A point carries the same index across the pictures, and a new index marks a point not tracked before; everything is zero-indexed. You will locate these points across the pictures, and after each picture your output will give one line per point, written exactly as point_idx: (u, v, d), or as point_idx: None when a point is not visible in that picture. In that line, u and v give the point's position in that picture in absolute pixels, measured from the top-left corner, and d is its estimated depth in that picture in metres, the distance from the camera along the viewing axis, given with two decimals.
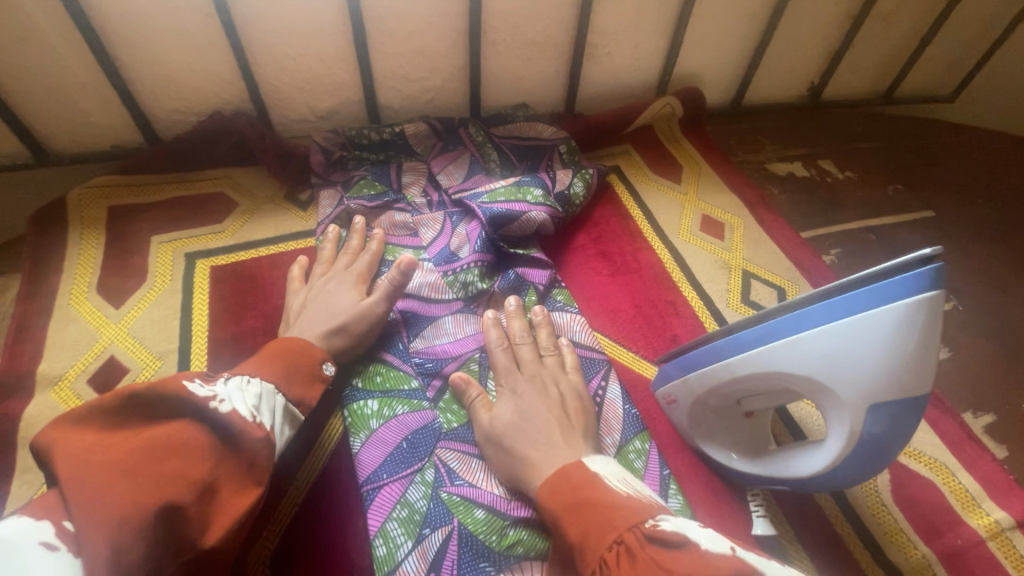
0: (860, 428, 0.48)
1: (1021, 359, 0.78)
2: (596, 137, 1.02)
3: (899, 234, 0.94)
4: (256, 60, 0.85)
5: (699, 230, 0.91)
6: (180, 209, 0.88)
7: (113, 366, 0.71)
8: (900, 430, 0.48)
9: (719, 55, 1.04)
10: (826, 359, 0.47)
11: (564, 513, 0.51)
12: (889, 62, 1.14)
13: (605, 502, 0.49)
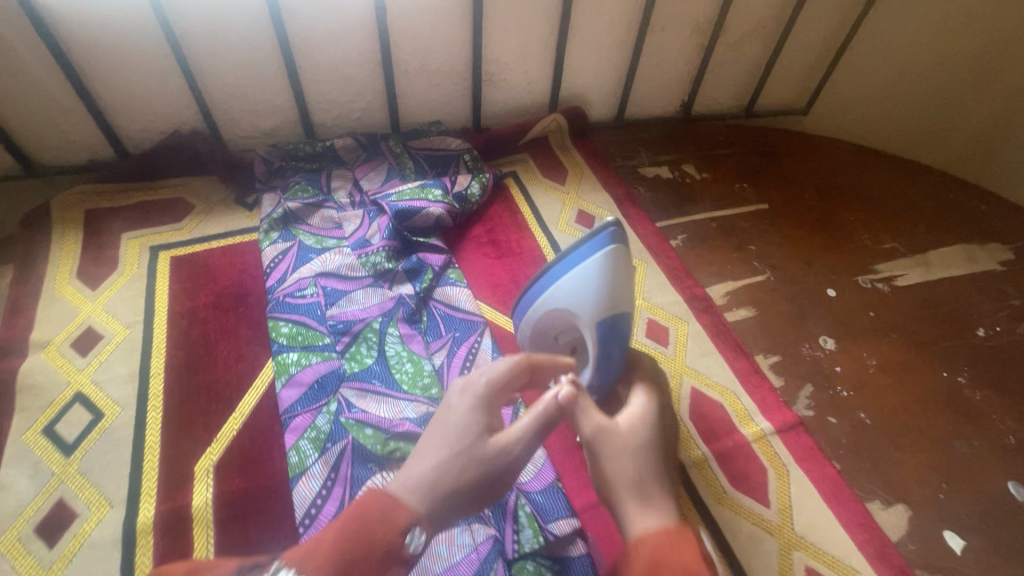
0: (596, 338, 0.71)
1: (810, 315, 1.01)
2: (497, 147, 1.23)
3: (737, 222, 1.16)
4: (208, 89, 1.05)
5: (573, 222, 1.13)
6: (146, 211, 1.07)
7: (91, 334, 0.90)
8: (619, 337, 0.72)
9: (599, 79, 1.26)
10: (567, 296, 0.70)
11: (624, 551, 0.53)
12: (745, 82, 1.38)
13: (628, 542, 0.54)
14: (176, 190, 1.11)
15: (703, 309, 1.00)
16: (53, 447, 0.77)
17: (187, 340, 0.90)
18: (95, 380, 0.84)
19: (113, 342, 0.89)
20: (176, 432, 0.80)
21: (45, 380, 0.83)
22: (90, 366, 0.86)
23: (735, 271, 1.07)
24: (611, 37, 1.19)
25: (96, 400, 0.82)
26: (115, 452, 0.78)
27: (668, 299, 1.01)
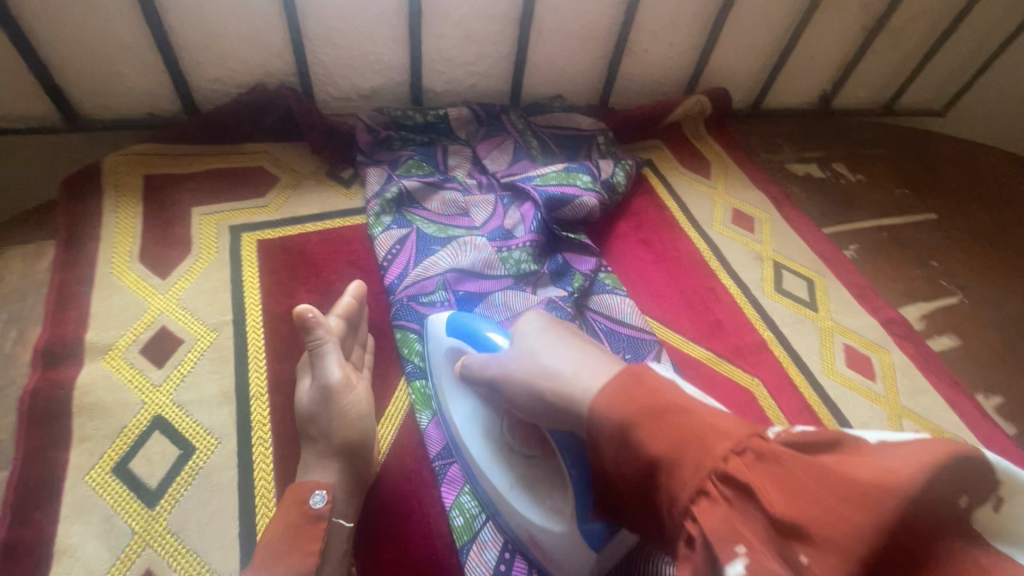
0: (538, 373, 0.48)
1: (1020, 346, 0.86)
2: (631, 130, 1.05)
3: (909, 233, 1.01)
4: (308, 35, 0.85)
5: (731, 223, 0.96)
6: (220, 181, 0.86)
7: (166, 336, 0.69)
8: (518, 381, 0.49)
9: (745, 60, 1.09)
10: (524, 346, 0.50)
11: (637, 420, 0.38)
12: (893, 76, 1.22)
13: (681, 404, 0.38)
14: (255, 159, 0.90)
15: (903, 336, 0.84)
16: (130, 494, 0.57)
17: (293, 351, 0.70)
18: (177, 399, 0.64)
19: (196, 349, 0.68)
20: (295, 477, 0.60)
21: (110, 399, 0.62)
22: (169, 380, 0.65)
23: (924, 291, 0.91)
24: (772, 9, 1.02)
25: (182, 427, 0.62)
26: (215, 503, 0.57)
27: (861, 322, 0.85)
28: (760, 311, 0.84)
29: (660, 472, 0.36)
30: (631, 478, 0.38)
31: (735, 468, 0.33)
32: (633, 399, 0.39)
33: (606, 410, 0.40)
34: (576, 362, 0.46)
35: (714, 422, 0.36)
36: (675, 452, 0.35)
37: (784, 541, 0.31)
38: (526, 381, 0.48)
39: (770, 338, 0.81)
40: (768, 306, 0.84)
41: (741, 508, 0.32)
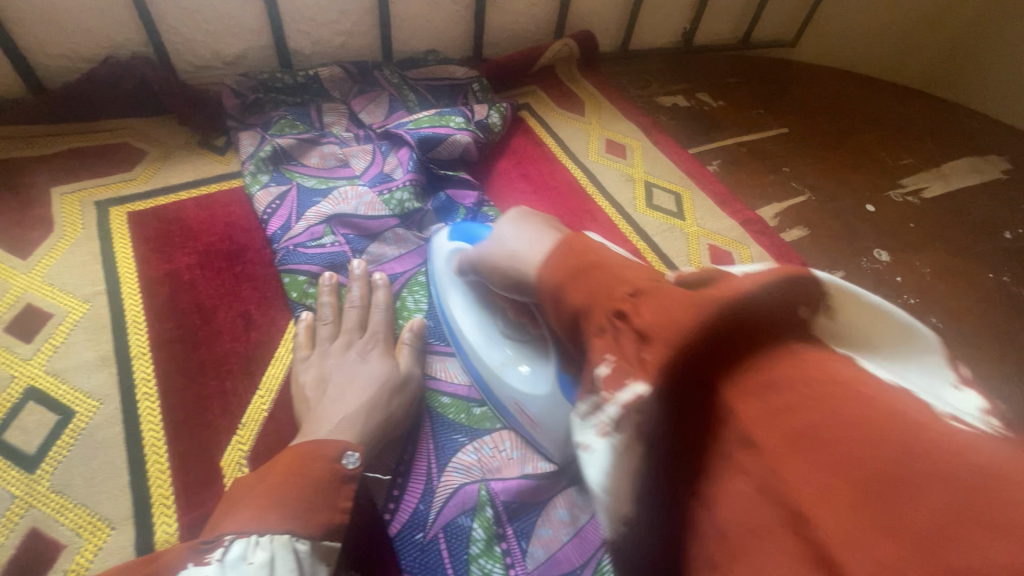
0: (505, 240, 0.57)
1: (859, 230, 0.98)
2: (505, 77, 1.09)
3: (763, 146, 1.11)
4: (153, 0, 0.83)
5: (605, 152, 1.02)
6: (81, 159, 0.83)
7: (33, 312, 0.67)
8: (493, 252, 0.58)
9: (606, 3, 1.15)
10: (494, 240, 0.59)
11: (565, 279, 0.42)
12: (743, 11, 1.33)
13: (610, 262, 0.42)
14: (118, 134, 0.87)
15: (760, 231, 0.94)
16: (6, 463, 0.56)
17: (173, 310, 0.69)
18: (52, 370, 0.62)
19: (67, 321, 0.66)
20: (184, 422, 0.61)
21: None
22: (40, 354, 0.63)
23: (778, 193, 1.02)
24: None
25: (59, 394, 0.61)
26: (102, 458, 0.57)
27: (723, 225, 0.93)
28: (633, 226, 0.91)
29: (582, 316, 0.40)
30: (562, 319, 0.42)
31: (628, 308, 0.37)
32: (569, 261, 0.43)
33: (551, 271, 0.45)
34: (530, 240, 0.54)
35: (620, 270, 0.40)
36: (591, 296, 0.40)
37: (640, 344, 0.35)
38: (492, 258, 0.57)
39: (642, 247, 0.88)
40: (640, 221, 0.92)
41: (624, 333, 0.36)
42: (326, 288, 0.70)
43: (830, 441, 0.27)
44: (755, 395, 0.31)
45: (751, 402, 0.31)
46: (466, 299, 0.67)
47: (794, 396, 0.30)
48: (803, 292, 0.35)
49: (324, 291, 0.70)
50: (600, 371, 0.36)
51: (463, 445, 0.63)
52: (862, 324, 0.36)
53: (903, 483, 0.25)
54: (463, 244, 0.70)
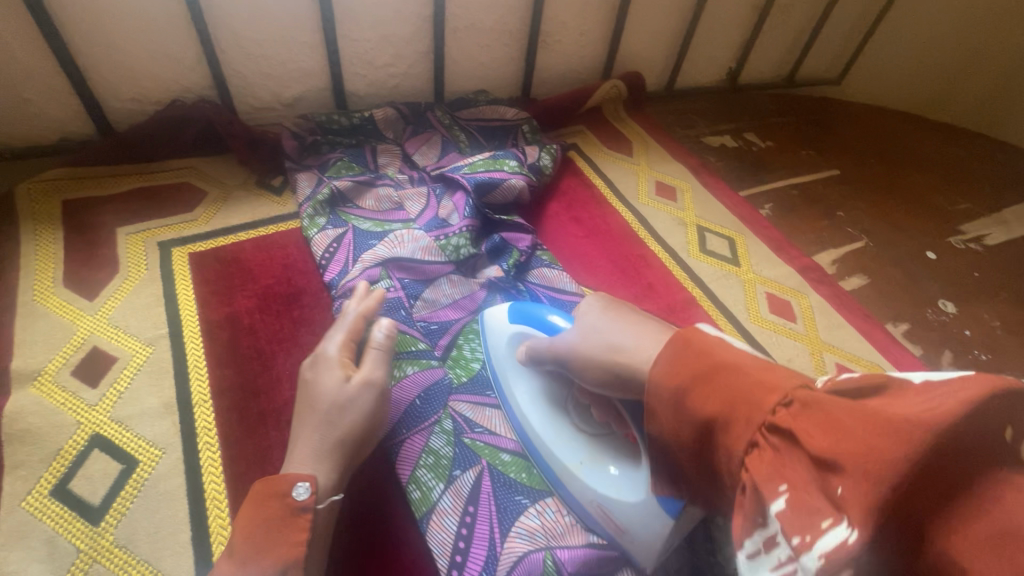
0: (601, 339, 0.51)
1: (922, 279, 0.95)
2: (554, 118, 1.10)
3: (816, 189, 1.09)
4: (221, 47, 0.85)
5: (655, 194, 1.01)
6: (145, 199, 0.84)
7: (99, 356, 0.67)
8: (585, 357, 0.52)
9: (655, 44, 1.16)
10: (589, 340, 0.52)
11: (691, 383, 0.38)
12: (789, 50, 1.32)
13: (734, 364, 0.38)
14: (180, 175, 0.89)
15: (818, 279, 0.91)
16: (72, 514, 0.56)
17: (234, 356, 0.69)
18: (117, 417, 0.62)
19: (132, 366, 0.67)
20: (246, 474, 0.60)
21: (42, 424, 0.60)
22: (105, 400, 0.64)
23: (834, 239, 0.99)
24: None
25: (124, 443, 0.61)
26: (163, 512, 0.57)
27: (781, 272, 0.91)
28: (688, 272, 0.89)
29: (716, 426, 0.36)
30: (687, 431, 0.38)
31: (782, 420, 0.33)
32: (688, 366, 0.39)
33: (667, 372, 0.40)
34: (636, 335, 0.49)
35: (758, 377, 0.36)
36: (727, 404, 0.36)
37: (821, 475, 0.29)
38: (581, 354, 0.52)
39: (698, 295, 0.86)
40: (694, 266, 0.90)
41: (790, 454, 0.31)
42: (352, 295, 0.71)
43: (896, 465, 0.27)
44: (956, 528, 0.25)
45: (868, 469, 0.28)
46: (535, 391, 0.64)
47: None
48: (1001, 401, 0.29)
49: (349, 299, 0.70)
50: (774, 506, 0.30)
51: (525, 507, 0.61)
52: None
53: (966, 518, 0.25)
54: (529, 327, 0.64)
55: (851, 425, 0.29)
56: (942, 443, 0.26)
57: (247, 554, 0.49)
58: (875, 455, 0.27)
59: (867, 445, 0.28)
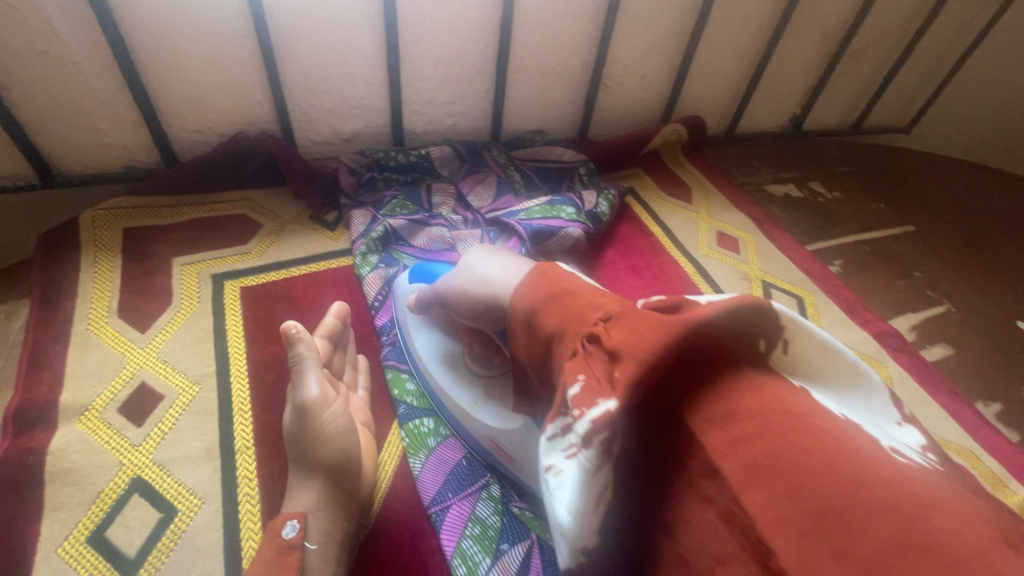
0: (471, 274, 0.57)
1: (1014, 352, 0.86)
2: (610, 160, 1.07)
3: (889, 246, 1.02)
4: (287, 82, 0.86)
5: (716, 245, 0.96)
6: (202, 230, 0.85)
7: (146, 392, 0.66)
8: (456, 291, 0.58)
9: (717, 89, 1.12)
10: (460, 275, 0.59)
11: (540, 305, 0.47)
12: (856, 97, 1.26)
13: (581, 290, 0.47)
14: (237, 206, 0.89)
15: (897, 348, 0.84)
16: (107, 565, 0.54)
17: (279, 400, 0.67)
18: (158, 460, 0.61)
19: (178, 405, 0.65)
20: None
21: (86, 463, 0.59)
22: (149, 440, 0.62)
23: (911, 302, 0.92)
24: (739, 40, 1.05)
25: (164, 490, 0.59)
26: (198, 569, 0.54)
27: (855, 337, 0.84)
28: None
29: (555, 342, 0.45)
30: (536, 352, 0.47)
31: (600, 332, 0.42)
32: (541, 289, 0.48)
33: (522, 295, 0.49)
34: (503, 267, 0.55)
35: (594, 300, 0.45)
36: (562, 322, 0.45)
37: (610, 365, 0.40)
38: (459, 288, 0.58)
39: None
40: None
41: (596, 356, 0.41)
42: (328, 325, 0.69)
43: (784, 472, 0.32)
44: (719, 424, 0.36)
45: (712, 431, 0.36)
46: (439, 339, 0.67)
47: (752, 427, 0.35)
48: (763, 327, 0.41)
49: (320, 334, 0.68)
50: (571, 392, 0.40)
51: None
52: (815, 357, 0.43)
53: (811, 485, 0.31)
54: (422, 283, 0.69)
55: (638, 325, 0.41)
56: (693, 342, 0.39)
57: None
58: (643, 350, 0.39)
59: (638, 342, 0.39)
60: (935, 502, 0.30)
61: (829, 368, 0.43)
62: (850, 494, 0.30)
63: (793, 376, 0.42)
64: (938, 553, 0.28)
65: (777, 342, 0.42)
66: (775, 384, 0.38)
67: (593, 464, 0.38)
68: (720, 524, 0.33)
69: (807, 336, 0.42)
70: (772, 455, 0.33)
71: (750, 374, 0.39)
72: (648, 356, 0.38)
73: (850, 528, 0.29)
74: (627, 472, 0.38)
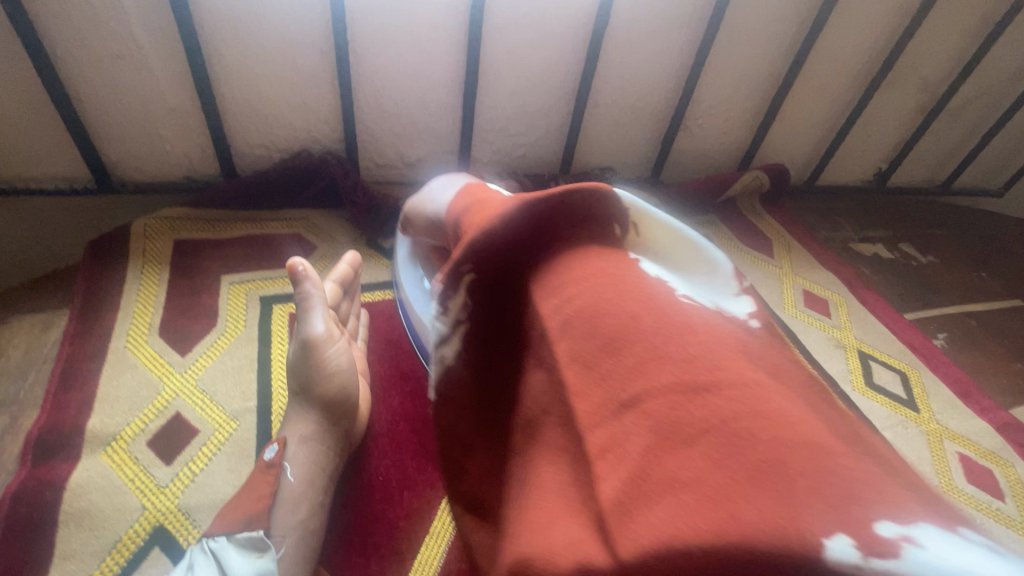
0: (427, 193, 0.58)
1: None
2: (685, 205, 1.00)
3: (998, 321, 0.92)
4: (358, 102, 0.82)
5: (804, 306, 0.87)
6: (254, 248, 0.79)
7: (179, 424, 0.60)
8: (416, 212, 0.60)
9: (802, 137, 1.05)
10: (419, 199, 0.61)
11: (455, 200, 0.46)
12: (949, 154, 1.14)
13: (485, 183, 0.45)
14: (293, 225, 0.84)
15: None
16: None
17: None
18: (185, 506, 0.54)
19: (212, 442, 0.59)
20: None
21: (106, 504, 0.53)
22: (177, 481, 0.56)
23: None
24: (832, 88, 0.98)
25: (188, 543, 0.52)
26: None
27: (974, 427, 0.74)
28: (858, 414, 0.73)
29: (453, 230, 0.43)
30: (450, 242, 0.45)
31: (477, 214, 0.39)
32: (465, 188, 0.46)
33: (461, 196, 0.44)
34: (444, 189, 0.54)
35: (494, 189, 0.43)
36: (460, 212, 0.43)
37: (472, 243, 0.38)
38: (418, 205, 0.58)
39: None
40: (862, 404, 0.74)
41: (473, 238, 0.37)
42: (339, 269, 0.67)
43: (635, 345, 0.30)
44: (554, 292, 0.34)
45: (551, 308, 0.33)
46: (408, 253, 0.69)
47: (579, 288, 0.33)
48: (612, 206, 0.37)
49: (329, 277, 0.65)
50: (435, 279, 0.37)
51: None
52: (659, 236, 0.38)
53: (657, 355, 0.29)
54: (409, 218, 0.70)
55: (503, 204, 0.38)
56: (546, 205, 0.36)
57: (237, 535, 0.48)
58: (490, 219, 0.36)
59: (496, 206, 0.38)
60: (711, 353, 0.28)
61: (670, 249, 0.37)
62: (654, 346, 0.29)
63: (640, 255, 0.37)
64: (687, 364, 0.28)
65: (628, 224, 0.38)
66: (614, 258, 0.35)
67: (451, 330, 0.37)
68: (546, 383, 0.33)
69: (645, 213, 0.38)
70: (597, 315, 0.31)
71: (586, 239, 0.36)
72: (498, 218, 0.36)
73: (621, 355, 0.30)
74: (474, 341, 0.38)
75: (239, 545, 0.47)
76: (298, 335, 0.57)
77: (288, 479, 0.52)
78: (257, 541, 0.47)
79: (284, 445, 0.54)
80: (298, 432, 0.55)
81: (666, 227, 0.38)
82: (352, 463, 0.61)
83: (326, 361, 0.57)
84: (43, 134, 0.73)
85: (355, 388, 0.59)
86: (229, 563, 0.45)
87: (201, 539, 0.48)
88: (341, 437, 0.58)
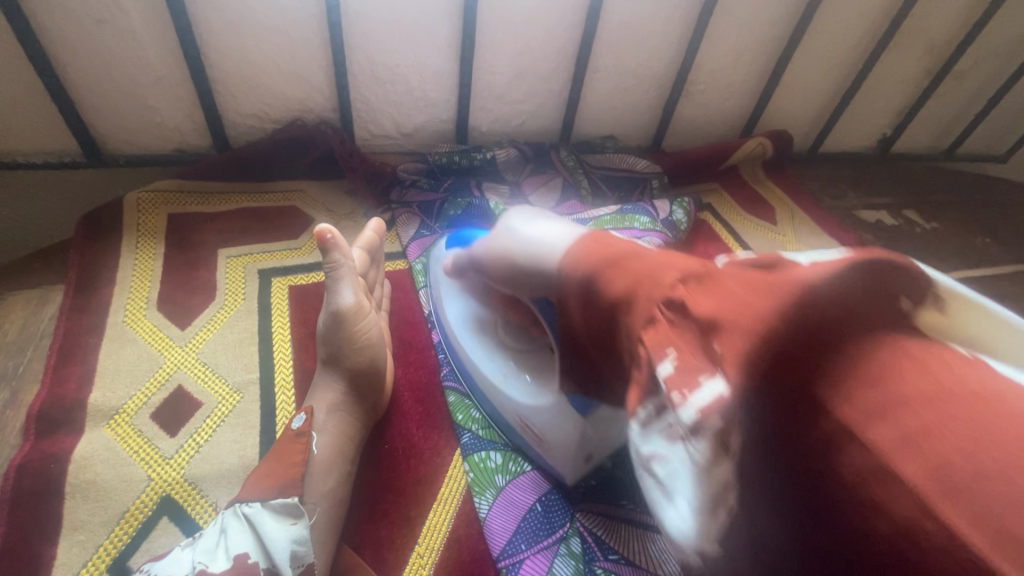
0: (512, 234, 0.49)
1: None
2: (687, 172, 0.99)
3: (1002, 287, 0.91)
4: (353, 69, 0.79)
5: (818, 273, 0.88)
6: (251, 220, 0.78)
7: (182, 397, 0.59)
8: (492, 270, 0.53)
9: (805, 101, 1.03)
10: (497, 245, 0.51)
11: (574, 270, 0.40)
12: (955, 119, 1.12)
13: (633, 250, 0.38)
14: (289, 197, 0.83)
15: None
16: None
17: None
18: (191, 477, 0.54)
19: (216, 414, 0.59)
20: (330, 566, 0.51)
21: (111, 476, 0.53)
22: (182, 453, 0.56)
23: None
24: (837, 50, 0.96)
25: (196, 513, 0.53)
26: None
27: None
28: None
29: (618, 308, 0.35)
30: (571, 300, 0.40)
31: (679, 292, 0.32)
32: (588, 256, 0.40)
33: (575, 263, 0.40)
34: (545, 228, 0.46)
35: (659, 263, 0.35)
36: (629, 287, 0.35)
37: (700, 338, 0.31)
38: (496, 250, 0.50)
39: None
40: None
41: (681, 323, 0.31)
42: (364, 233, 0.67)
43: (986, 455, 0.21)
44: (865, 403, 0.24)
45: (863, 418, 0.24)
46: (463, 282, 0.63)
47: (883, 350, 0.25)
48: (916, 280, 0.29)
49: (356, 244, 0.65)
50: (660, 372, 0.31)
51: None
52: (989, 331, 0.29)
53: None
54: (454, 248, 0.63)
55: (742, 283, 0.31)
56: (821, 289, 0.28)
57: (250, 501, 0.48)
58: (753, 322, 0.29)
59: (737, 297, 0.30)
60: None
61: (999, 341, 0.29)
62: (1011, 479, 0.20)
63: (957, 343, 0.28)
64: None
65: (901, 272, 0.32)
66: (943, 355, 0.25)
67: (711, 458, 0.30)
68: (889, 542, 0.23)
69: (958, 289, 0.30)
70: (938, 426, 0.22)
71: (887, 334, 0.26)
72: (771, 320, 0.28)
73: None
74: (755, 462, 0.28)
75: (274, 510, 0.48)
76: (327, 306, 0.57)
77: (315, 449, 0.53)
78: (290, 509, 0.48)
79: (311, 413, 0.55)
80: (326, 401, 0.56)
81: (985, 315, 0.30)
82: (373, 435, 0.61)
83: (356, 332, 0.57)
84: (28, 104, 0.71)
85: (382, 360, 0.60)
86: (265, 529, 0.47)
87: (232, 504, 0.49)
88: (366, 408, 0.59)
